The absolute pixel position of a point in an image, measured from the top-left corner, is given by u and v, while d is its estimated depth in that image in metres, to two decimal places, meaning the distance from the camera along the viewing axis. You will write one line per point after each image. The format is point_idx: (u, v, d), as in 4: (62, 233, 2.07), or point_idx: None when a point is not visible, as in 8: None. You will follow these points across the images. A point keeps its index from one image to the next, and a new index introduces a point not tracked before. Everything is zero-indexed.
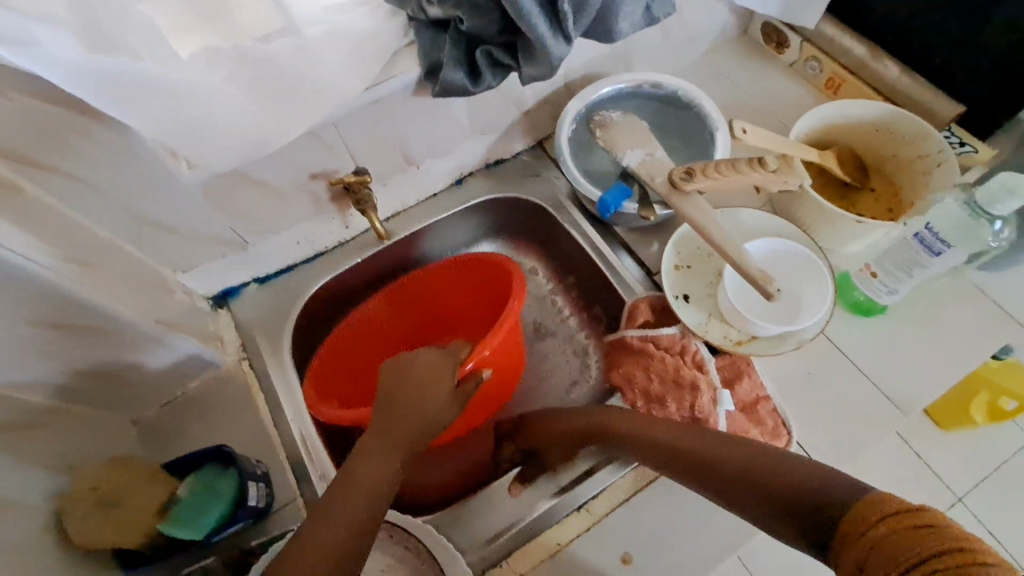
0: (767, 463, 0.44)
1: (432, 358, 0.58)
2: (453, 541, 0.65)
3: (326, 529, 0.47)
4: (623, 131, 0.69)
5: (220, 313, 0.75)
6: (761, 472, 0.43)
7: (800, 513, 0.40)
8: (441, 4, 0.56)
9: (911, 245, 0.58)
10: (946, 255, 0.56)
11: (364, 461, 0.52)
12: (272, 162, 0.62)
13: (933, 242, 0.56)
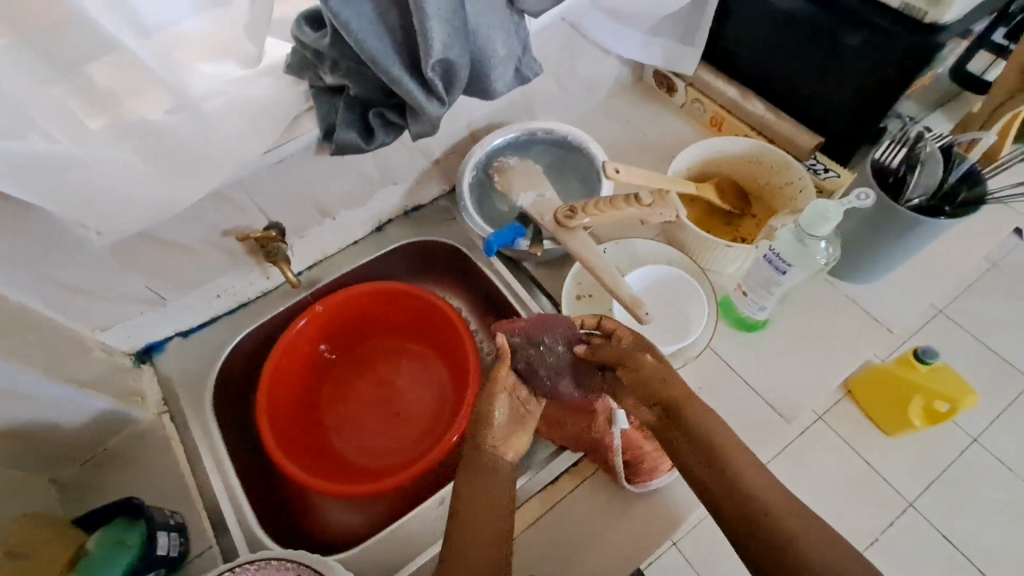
0: (800, 548, 0.42)
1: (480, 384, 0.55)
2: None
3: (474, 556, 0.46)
4: (516, 176, 0.76)
5: (142, 367, 0.78)
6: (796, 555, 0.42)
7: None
8: (332, 73, 0.61)
9: (763, 267, 0.65)
10: (791, 273, 0.62)
11: (494, 471, 0.52)
12: (181, 223, 0.67)
13: (779, 262, 0.63)
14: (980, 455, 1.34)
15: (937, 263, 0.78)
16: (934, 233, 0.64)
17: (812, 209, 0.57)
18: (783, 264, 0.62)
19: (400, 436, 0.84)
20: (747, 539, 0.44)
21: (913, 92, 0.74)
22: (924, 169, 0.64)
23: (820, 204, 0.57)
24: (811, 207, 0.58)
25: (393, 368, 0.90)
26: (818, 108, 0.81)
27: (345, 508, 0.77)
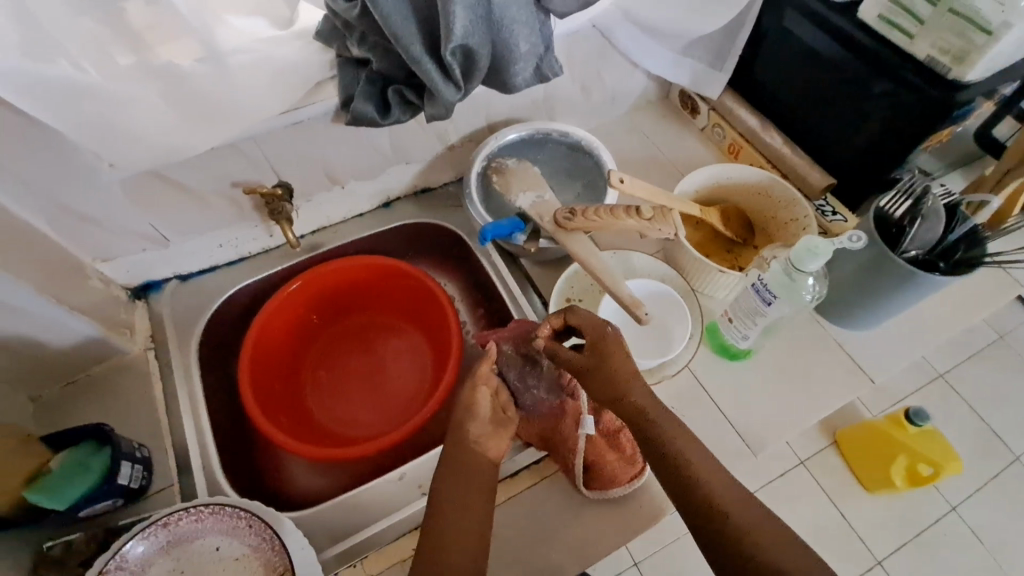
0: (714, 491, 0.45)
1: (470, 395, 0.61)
2: (314, 538, 0.67)
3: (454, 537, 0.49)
4: (516, 177, 0.78)
5: (136, 303, 0.80)
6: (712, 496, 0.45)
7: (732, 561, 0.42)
8: (359, 45, 0.63)
9: (752, 293, 0.65)
10: (775, 305, 0.63)
11: (475, 460, 0.57)
12: (192, 168, 0.69)
13: (764, 292, 0.64)
14: (956, 524, 1.32)
15: (930, 320, 0.77)
16: (926, 288, 0.64)
17: (802, 244, 0.58)
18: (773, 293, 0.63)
19: (374, 410, 0.85)
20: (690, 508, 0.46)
21: (929, 146, 0.74)
22: (923, 223, 0.64)
23: (811, 240, 0.57)
24: (800, 242, 0.58)
25: (378, 343, 0.91)
26: (834, 149, 0.81)
27: (310, 471, 0.78)
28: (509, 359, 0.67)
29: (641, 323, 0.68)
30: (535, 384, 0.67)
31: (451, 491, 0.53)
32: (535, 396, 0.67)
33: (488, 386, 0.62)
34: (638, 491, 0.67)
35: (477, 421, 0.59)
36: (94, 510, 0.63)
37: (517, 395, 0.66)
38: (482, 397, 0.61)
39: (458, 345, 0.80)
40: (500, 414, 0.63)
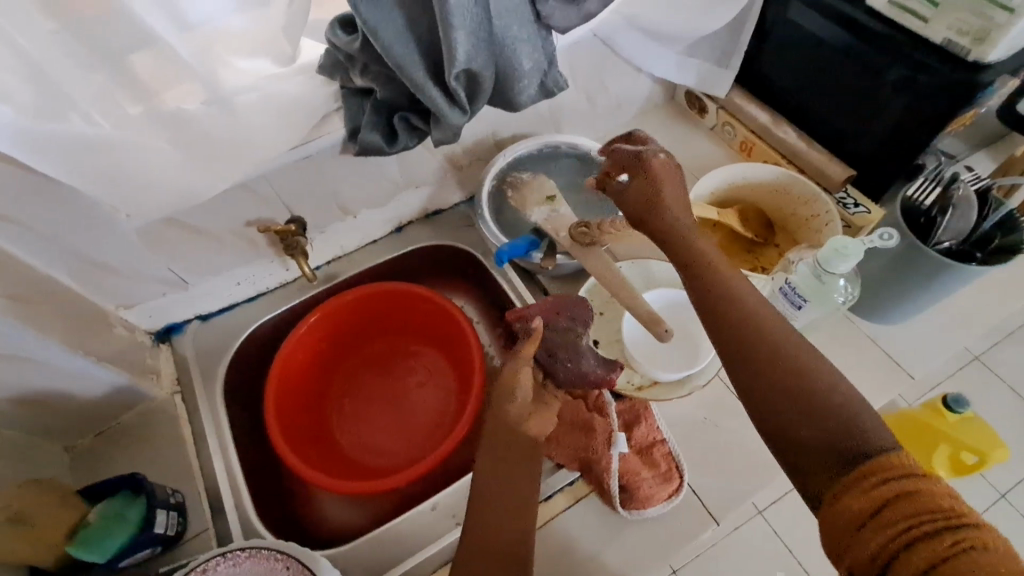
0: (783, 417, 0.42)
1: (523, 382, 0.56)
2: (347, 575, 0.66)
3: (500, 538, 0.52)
4: (531, 191, 0.80)
5: (160, 347, 0.80)
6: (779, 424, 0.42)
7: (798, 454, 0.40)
8: (362, 76, 0.62)
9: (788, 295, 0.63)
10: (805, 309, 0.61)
11: (518, 454, 0.55)
12: (206, 211, 0.69)
13: (794, 296, 0.62)
14: (1008, 511, 1.28)
15: (969, 310, 0.74)
16: (964, 278, 0.62)
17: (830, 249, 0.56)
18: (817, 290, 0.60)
19: (401, 437, 0.84)
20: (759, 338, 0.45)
21: (952, 129, 0.71)
22: (954, 211, 0.62)
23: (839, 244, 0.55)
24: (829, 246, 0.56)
25: (401, 369, 0.90)
26: (851, 140, 0.79)
27: (343, 505, 0.77)
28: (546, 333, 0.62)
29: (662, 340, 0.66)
30: (568, 357, 0.62)
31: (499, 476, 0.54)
32: (568, 369, 0.62)
33: (532, 360, 0.57)
34: (676, 508, 0.65)
35: (523, 394, 0.56)
36: (135, 559, 0.63)
37: (552, 372, 0.61)
38: (528, 374, 0.56)
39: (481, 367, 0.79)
40: (537, 387, 0.60)
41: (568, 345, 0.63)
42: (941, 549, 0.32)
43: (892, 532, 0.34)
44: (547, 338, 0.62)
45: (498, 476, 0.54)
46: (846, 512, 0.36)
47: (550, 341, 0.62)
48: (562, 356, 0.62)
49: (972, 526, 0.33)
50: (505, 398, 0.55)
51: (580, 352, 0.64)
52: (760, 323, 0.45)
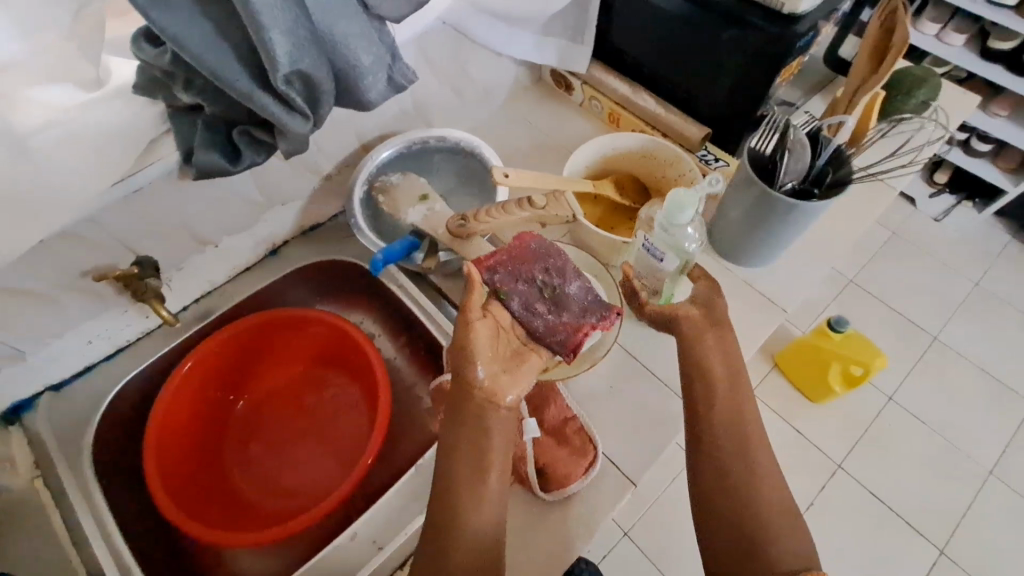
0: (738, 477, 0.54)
1: (482, 341, 0.55)
2: None
3: (469, 520, 0.52)
4: (401, 193, 0.77)
5: (9, 430, 0.70)
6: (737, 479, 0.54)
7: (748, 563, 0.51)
8: (186, 91, 0.56)
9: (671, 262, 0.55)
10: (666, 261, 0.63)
11: (480, 424, 0.54)
12: (27, 269, 0.60)
13: (655, 250, 0.64)
14: (897, 411, 1.44)
15: (825, 241, 0.81)
16: (809, 215, 0.67)
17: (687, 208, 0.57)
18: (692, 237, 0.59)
19: (317, 467, 0.79)
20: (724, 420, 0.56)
21: (784, 78, 0.77)
22: (792, 155, 0.66)
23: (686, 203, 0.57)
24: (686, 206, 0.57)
25: (302, 397, 0.84)
26: (702, 100, 0.83)
27: (255, 556, 0.72)
28: (511, 282, 0.58)
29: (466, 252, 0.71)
30: (547, 310, 0.58)
31: (463, 448, 0.54)
32: (547, 321, 0.57)
33: (488, 318, 0.57)
34: (595, 479, 0.66)
35: (481, 353, 0.55)
36: None
37: (529, 325, 0.57)
38: (480, 328, 0.55)
39: (381, 380, 0.75)
40: (517, 346, 0.58)
41: (547, 297, 0.59)
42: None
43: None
44: (518, 291, 0.58)
45: (462, 454, 0.54)
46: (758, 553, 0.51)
47: (523, 293, 0.58)
48: (541, 309, 0.58)
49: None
50: (464, 357, 0.55)
51: (563, 302, 0.59)
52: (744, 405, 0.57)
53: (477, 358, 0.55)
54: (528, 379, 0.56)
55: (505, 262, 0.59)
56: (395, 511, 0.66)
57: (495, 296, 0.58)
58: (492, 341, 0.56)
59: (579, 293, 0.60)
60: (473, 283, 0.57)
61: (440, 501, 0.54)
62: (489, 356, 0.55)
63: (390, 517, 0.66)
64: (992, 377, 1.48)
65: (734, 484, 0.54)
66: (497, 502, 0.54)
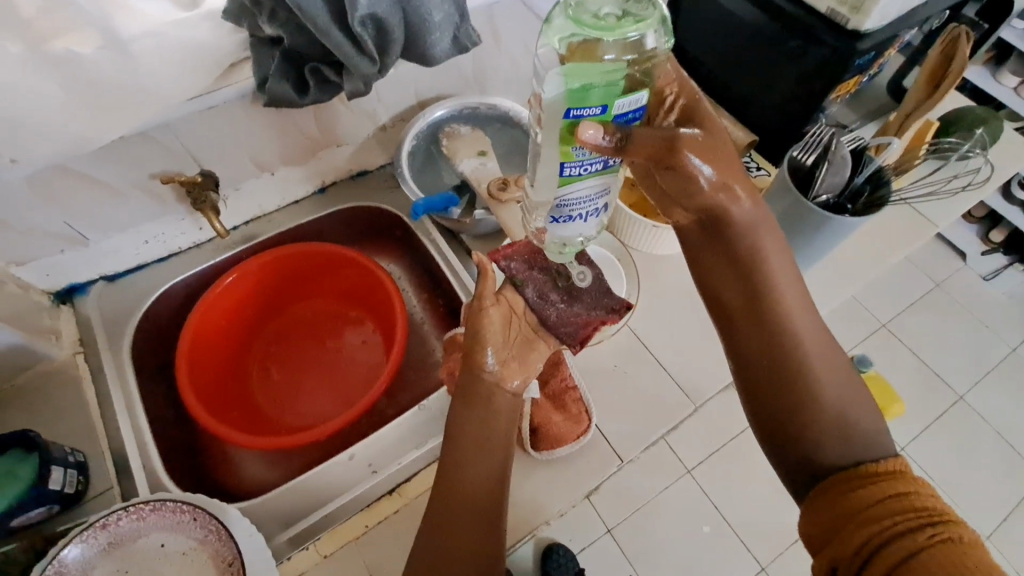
0: (803, 377, 0.52)
1: (495, 326, 0.58)
2: (256, 522, 0.67)
3: (469, 478, 0.56)
4: (463, 142, 0.79)
5: (61, 307, 0.76)
6: (801, 384, 0.52)
7: (796, 437, 0.52)
8: (270, 22, 0.61)
9: (579, 185, 0.46)
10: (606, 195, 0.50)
11: (490, 397, 0.58)
12: (104, 160, 0.66)
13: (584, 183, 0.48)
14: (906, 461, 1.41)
15: (854, 264, 0.81)
16: (838, 229, 0.68)
17: (592, 125, 0.40)
18: (619, 121, 0.42)
19: (326, 397, 0.84)
20: (765, 329, 0.54)
21: (839, 96, 0.77)
22: (831, 167, 0.67)
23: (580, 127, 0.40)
24: (591, 134, 0.40)
25: (327, 331, 0.90)
26: (754, 108, 0.84)
27: (257, 462, 0.77)
28: (529, 275, 0.61)
29: (496, 198, 0.73)
30: (560, 299, 0.61)
31: (467, 416, 0.58)
32: (559, 311, 0.61)
33: (502, 304, 0.59)
34: (585, 447, 0.69)
35: (493, 338, 0.58)
36: (28, 519, 0.62)
37: (541, 313, 0.60)
38: (493, 316, 0.58)
39: (400, 328, 0.79)
40: (528, 331, 0.61)
41: (562, 287, 0.62)
42: (922, 540, 0.42)
43: (888, 522, 0.44)
44: (533, 279, 0.61)
45: (467, 421, 0.58)
46: (859, 498, 0.47)
47: (537, 282, 0.61)
48: (554, 298, 0.61)
49: (952, 524, 0.43)
50: (477, 343, 0.58)
51: (576, 293, 0.62)
52: (792, 315, 0.54)
53: (492, 340, 0.58)
54: (536, 365, 0.60)
55: (522, 258, 0.62)
56: (393, 442, 0.71)
57: (511, 282, 0.61)
58: (506, 329, 0.59)
59: (592, 285, 0.62)
60: (486, 272, 0.57)
61: (447, 463, 0.57)
62: (500, 341, 0.58)
63: (387, 447, 0.70)
64: (1013, 449, 1.43)
65: (774, 378, 0.53)
66: (497, 464, 0.58)
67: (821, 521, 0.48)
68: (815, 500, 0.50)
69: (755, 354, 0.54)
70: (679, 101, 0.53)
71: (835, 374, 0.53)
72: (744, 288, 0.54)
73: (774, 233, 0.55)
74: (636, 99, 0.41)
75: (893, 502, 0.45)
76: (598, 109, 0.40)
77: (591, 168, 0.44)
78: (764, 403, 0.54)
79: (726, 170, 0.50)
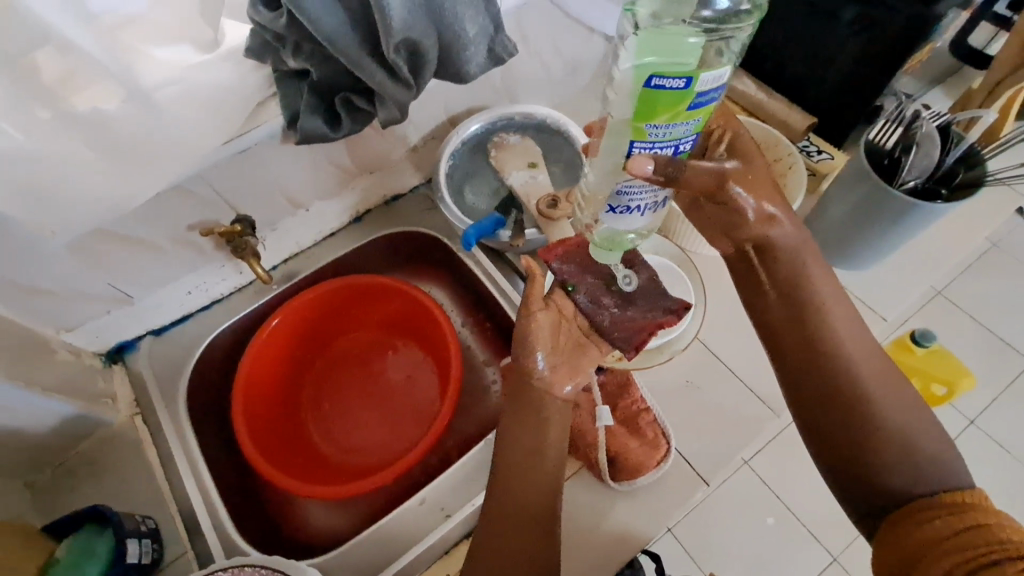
0: (881, 410, 0.48)
1: (544, 332, 0.54)
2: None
3: (526, 495, 0.54)
4: (512, 153, 0.74)
5: (113, 368, 0.75)
6: (882, 418, 0.48)
7: (877, 476, 0.47)
8: (295, 57, 0.57)
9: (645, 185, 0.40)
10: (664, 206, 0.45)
11: (541, 407, 0.55)
12: (143, 218, 0.64)
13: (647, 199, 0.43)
14: (977, 436, 1.35)
15: (935, 248, 0.76)
16: (929, 217, 0.62)
17: (648, 158, 0.38)
18: (702, 102, 0.36)
19: (381, 433, 0.82)
20: (829, 364, 0.50)
21: (909, 67, 0.71)
22: (919, 150, 0.61)
23: (632, 160, 0.38)
24: (644, 165, 0.37)
25: (372, 363, 0.88)
26: (810, 87, 0.77)
27: (324, 508, 0.76)
28: (581, 279, 0.55)
29: (544, 217, 0.68)
30: (614, 303, 0.55)
31: (519, 433, 0.55)
32: (614, 316, 0.55)
33: (552, 309, 0.54)
34: (667, 473, 0.65)
35: (543, 345, 0.54)
36: None
37: (595, 319, 0.54)
38: (542, 322, 0.54)
39: (455, 359, 0.76)
40: (579, 337, 0.56)
41: (614, 290, 0.56)
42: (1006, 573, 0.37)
43: (969, 553, 0.39)
44: (586, 283, 0.55)
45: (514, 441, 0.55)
46: (933, 532, 0.42)
47: (590, 286, 0.55)
48: (608, 302, 0.55)
49: None
50: (526, 350, 0.54)
51: (629, 296, 0.56)
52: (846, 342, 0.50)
53: (544, 346, 0.54)
54: (588, 372, 0.56)
55: (573, 257, 0.55)
56: (463, 479, 0.68)
57: (562, 286, 0.55)
58: (554, 334, 0.54)
59: (644, 286, 0.56)
60: (536, 278, 0.54)
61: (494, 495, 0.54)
62: (548, 347, 0.54)
63: (457, 486, 0.68)
64: None
65: (849, 418, 0.49)
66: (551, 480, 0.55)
67: (894, 555, 0.44)
68: (887, 537, 0.45)
69: (825, 392, 0.50)
70: (725, 135, 0.49)
71: (909, 414, 0.49)
72: (786, 322, 0.52)
73: (819, 259, 0.52)
74: (722, 74, 0.35)
75: (972, 534, 0.40)
76: (681, 82, 0.33)
77: (661, 152, 0.38)
78: (834, 442, 0.50)
79: (771, 196, 0.48)
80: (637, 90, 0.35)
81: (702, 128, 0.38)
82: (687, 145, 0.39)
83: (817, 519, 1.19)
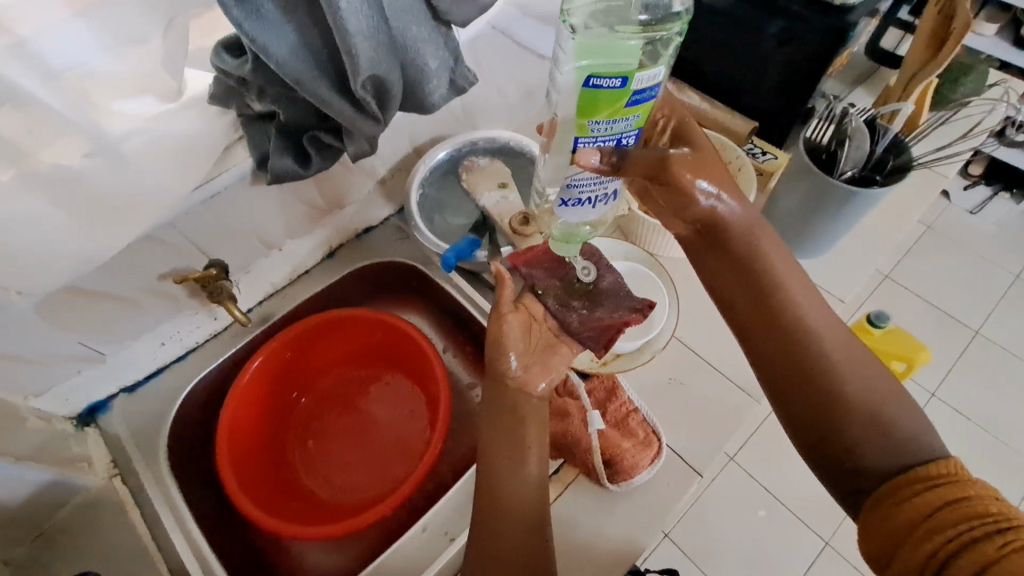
0: (845, 382, 0.50)
1: (513, 334, 0.57)
2: None
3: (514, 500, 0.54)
4: (483, 177, 0.79)
5: (86, 430, 0.72)
6: (844, 387, 0.50)
7: (854, 447, 0.49)
8: (260, 100, 0.58)
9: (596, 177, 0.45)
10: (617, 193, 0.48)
11: (517, 408, 0.56)
12: (114, 273, 0.63)
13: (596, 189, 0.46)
14: (941, 407, 1.42)
15: (877, 231, 0.82)
16: (868, 202, 0.67)
17: (593, 152, 0.43)
18: (641, 99, 0.40)
19: (373, 467, 0.81)
20: (797, 340, 0.52)
21: (834, 71, 0.78)
22: (851, 144, 0.67)
23: (581, 151, 0.42)
24: (590, 158, 0.43)
25: (355, 398, 0.87)
26: (749, 96, 0.84)
27: (321, 552, 0.74)
28: (548, 285, 0.59)
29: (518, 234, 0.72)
30: (582, 306, 0.59)
31: (495, 434, 0.56)
32: (581, 317, 0.58)
33: (521, 311, 0.58)
34: (661, 470, 0.67)
35: (514, 344, 0.57)
36: None
37: (564, 321, 0.58)
38: (512, 323, 0.57)
39: (443, 384, 0.77)
40: (549, 338, 0.59)
41: (582, 295, 0.60)
42: (991, 552, 0.38)
43: (950, 533, 0.40)
44: (554, 288, 0.59)
45: (493, 447, 0.55)
46: (914, 508, 0.43)
47: (557, 291, 0.59)
48: (576, 305, 0.59)
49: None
50: (498, 349, 0.57)
51: (597, 298, 0.60)
52: (806, 316, 0.53)
53: (515, 346, 0.57)
54: (559, 371, 0.58)
55: (539, 265, 0.61)
56: (462, 502, 0.68)
57: (531, 290, 0.59)
58: (524, 334, 0.57)
59: (612, 288, 0.60)
60: (504, 282, 0.58)
61: (480, 501, 0.55)
62: (519, 346, 0.57)
63: (455, 509, 0.68)
64: None
65: (818, 391, 0.51)
66: (538, 482, 0.55)
67: (878, 535, 0.44)
68: (868, 512, 0.46)
69: (798, 368, 0.52)
70: (670, 122, 0.53)
71: (877, 380, 0.51)
72: (750, 303, 0.55)
73: (774, 238, 0.55)
74: (656, 73, 0.39)
75: (955, 510, 0.41)
76: (617, 81, 0.38)
77: (605, 143, 0.43)
78: (804, 415, 0.51)
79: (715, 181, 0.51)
80: (579, 90, 0.39)
81: (641, 123, 0.43)
82: (632, 140, 0.44)
83: (807, 507, 1.22)
